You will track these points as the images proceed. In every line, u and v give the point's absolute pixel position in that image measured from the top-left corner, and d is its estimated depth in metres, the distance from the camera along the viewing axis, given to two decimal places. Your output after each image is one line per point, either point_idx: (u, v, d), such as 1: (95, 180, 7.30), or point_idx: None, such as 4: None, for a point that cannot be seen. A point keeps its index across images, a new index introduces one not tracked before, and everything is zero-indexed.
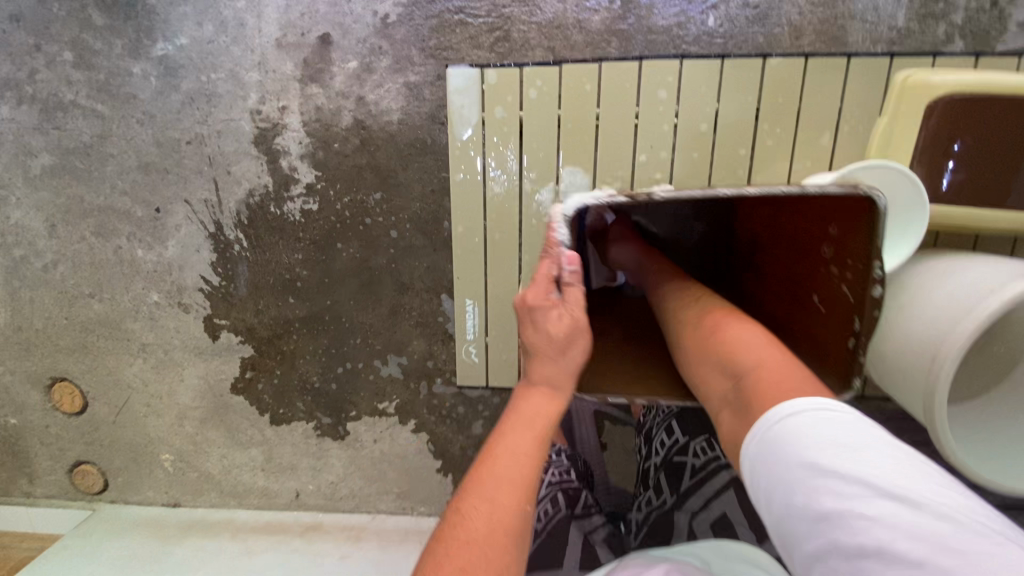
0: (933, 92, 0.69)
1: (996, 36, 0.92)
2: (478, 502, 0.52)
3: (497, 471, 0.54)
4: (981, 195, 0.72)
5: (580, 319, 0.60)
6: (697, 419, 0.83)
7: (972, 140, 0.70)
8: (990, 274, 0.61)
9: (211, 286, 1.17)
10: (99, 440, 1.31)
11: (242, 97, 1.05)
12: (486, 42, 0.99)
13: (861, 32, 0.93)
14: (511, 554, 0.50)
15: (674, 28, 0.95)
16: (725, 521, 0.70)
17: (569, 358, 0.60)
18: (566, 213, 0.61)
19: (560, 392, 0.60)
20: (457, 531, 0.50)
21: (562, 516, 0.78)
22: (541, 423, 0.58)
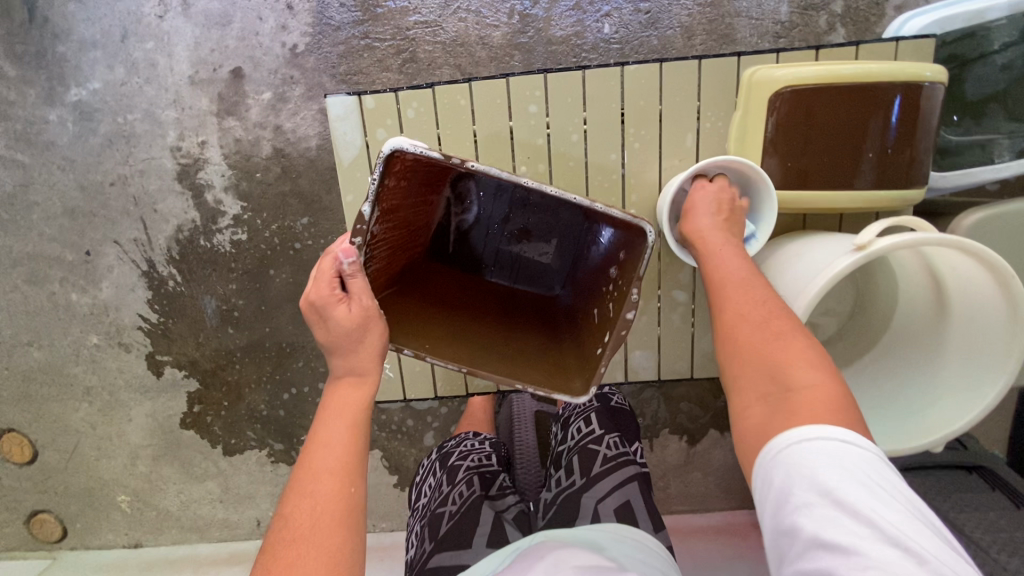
0: (774, 86, 0.69)
1: (875, 21, 0.97)
2: (296, 501, 0.47)
3: (313, 465, 0.48)
4: (832, 180, 0.72)
5: (370, 308, 0.52)
6: (611, 418, 0.83)
7: (820, 131, 0.70)
8: (831, 249, 0.66)
9: (149, 324, 1.18)
10: (52, 488, 1.30)
11: (161, 135, 1.07)
12: (395, 64, 1.02)
13: (748, 27, 0.98)
14: (344, 535, 0.46)
15: (572, 38, 0.99)
16: (627, 507, 0.69)
17: (367, 342, 0.53)
18: (386, 154, 0.50)
19: (367, 377, 0.54)
20: (281, 539, 0.45)
21: (476, 494, 0.73)
22: (353, 411, 0.52)
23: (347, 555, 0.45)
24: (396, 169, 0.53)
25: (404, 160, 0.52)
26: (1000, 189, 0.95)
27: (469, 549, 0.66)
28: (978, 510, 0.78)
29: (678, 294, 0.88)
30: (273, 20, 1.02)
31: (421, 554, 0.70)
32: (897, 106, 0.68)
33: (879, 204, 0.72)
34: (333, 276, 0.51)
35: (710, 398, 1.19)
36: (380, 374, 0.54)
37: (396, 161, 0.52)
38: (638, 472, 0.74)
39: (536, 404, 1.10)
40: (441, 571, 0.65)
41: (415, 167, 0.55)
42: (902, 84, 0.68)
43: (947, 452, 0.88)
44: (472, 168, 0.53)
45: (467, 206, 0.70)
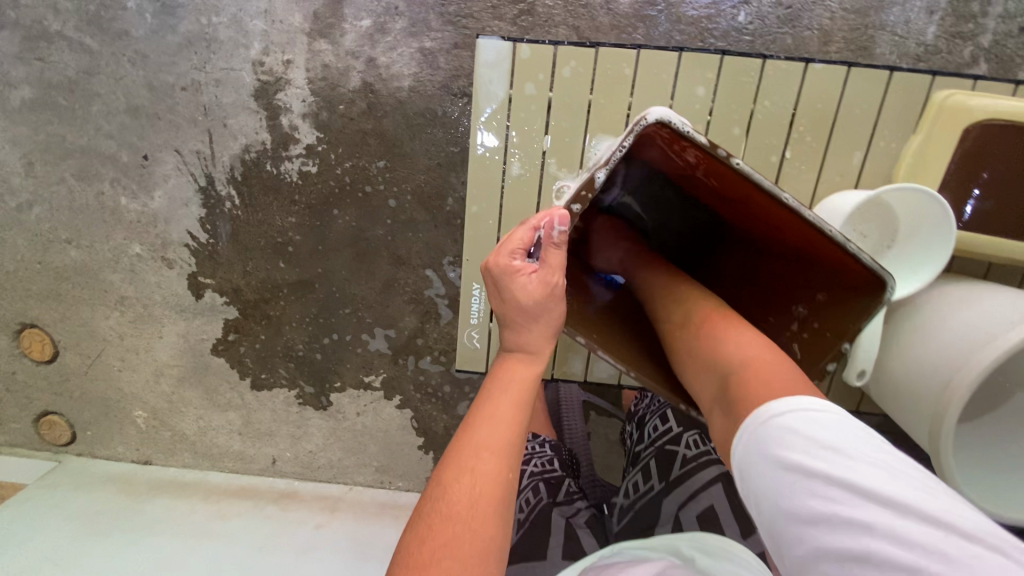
0: (974, 115, 0.70)
1: (1021, 62, 0.92)
2: (458, 476, 0.50)
3: (476, 440, 0.52)
4: (1005, 224, 0.72)
5: (554, 286, 0.58)
6: (688, 414, 0.83)
7: (1004, 169, 0.71)
8: (1004, 305, 0.61)
9: (197, 243, 1.12)
10: (68, 391, 1.26)
11: (245, 46, 1.00)
12: (509, 14, 0.95)
13: (889, 44, 0.92)
14: (499, 522, 0.49)
15: (703, 20, 0.93)
16: (711, 514, 0.69)
17: (541, 323, 0.59)
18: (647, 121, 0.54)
19: (539, 356, 0.60)
20: (438, 506, 0.49)
21: (545, 502, 0.74)
22: (524, 388, 0.57)
23: (495, 545, 0.48)
24: (649, 130, 0.57)
25: (651, 130, 0.57)
26: None
27: (545, 560, 0.67)
28: None
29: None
30: None
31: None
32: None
33: None
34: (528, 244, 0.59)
35: None
36: (548, 356, 0.60)
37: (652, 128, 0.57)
38: (722, 473, 0.74)
39: (583, 393, 1.06)
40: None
41: (654, 137, 0.59)
42: None
43: None
44: (733, 164, 0.55)
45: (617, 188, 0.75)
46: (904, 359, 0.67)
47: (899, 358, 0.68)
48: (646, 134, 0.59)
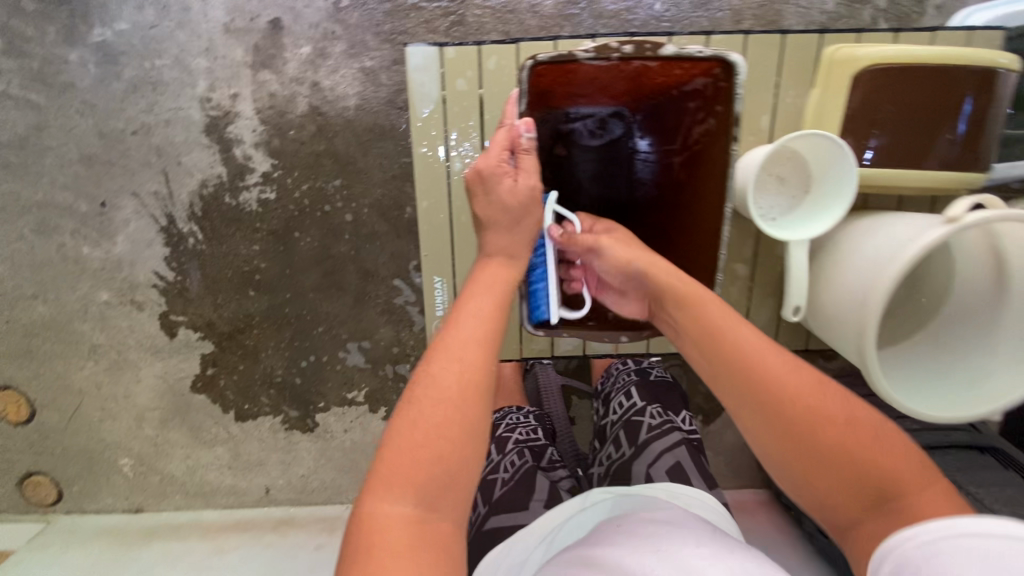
0: (857, 64, 0.72)
1: (916, 18, 1.00)
2: (444, 362, 0.51)
3: (462, 333, 0.53)
4: (898, 159, 0.76)
5: (535, 185, 0.65)
6: (650, 390, 0.86)
7: (891, 109, 0.75)
8: (911, 226, 0.65)
9: (165, 282, 1.14)
10: (50, 448, 1.25)
11: (190, 84, 1.03)
12: (442, 27, 1.00)
13: (795, 15, 1.00)
14: (482, 409, 0.50)
15: (623, 13, 0.99)
16: (677, 469, 0.72)
17: (523, 227, 0.65)
18: (731, 57, 0.69)
19: (516, 259, 0.64)
20: (429, 390, 0.50)
21: (529, 463, 0.75)
22: (498, 287, 0.59)
23: (475, 427, 0.49)
24: (703, 75, 0.72)
25: (704, 79, 0.72)
26: None
27: (527, 512, 0.68)
28: (989, 488, 0.81)
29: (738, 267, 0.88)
30: None
31: (477, 518, 0.71)
32: (970, 96, 0.74)
33: (941, 184, 0.76)
34: (507, 148, 0.65)
35: None
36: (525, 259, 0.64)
37: (709, 79, 0.72)
38: (684, 438, 0.77)
39: (561, 377, 1.11)
40: (501, 532, 0.67)
41: (698, 92, 0.73)
42: (976, 72, 0.73)
43: (962, 432, 0.91)
44: (733, 60, 0.69)
45: (573, 147, 0.80)
46: (826, 289, 0.73)
47: (823, 290, 0.74)
48: (698, 75, 0.72)
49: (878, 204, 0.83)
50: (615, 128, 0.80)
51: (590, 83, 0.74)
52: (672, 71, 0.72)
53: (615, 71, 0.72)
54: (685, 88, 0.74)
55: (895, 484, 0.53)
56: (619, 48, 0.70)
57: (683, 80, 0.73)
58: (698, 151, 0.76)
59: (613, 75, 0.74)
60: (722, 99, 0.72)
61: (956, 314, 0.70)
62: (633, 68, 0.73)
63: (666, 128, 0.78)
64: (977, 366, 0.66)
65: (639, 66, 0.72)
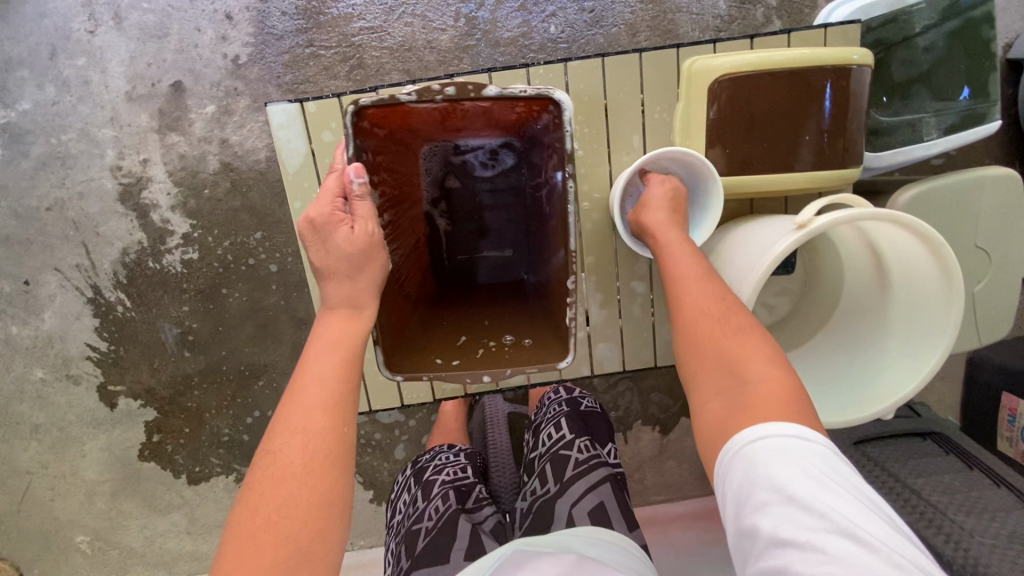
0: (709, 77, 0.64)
1: (808, 12, 1.01)
2: (284, 438, 0.50)
3: (307, 401, 0.51)
4: (767, 163, 0.65)
5: (374, 233, 0.56)
6: (581, 422, 0.82)
7: (760, 116, 0.64)
8: (774, 228, 0.62)
9: (98, 353, 1.12)
10: (3, 534, 1.22)
11: (99, 155, 1.03)
12: (342, 72, 1.00)
13: (689, 23, 1.01)
14: (339, 454, 0.50)
15: (519, 39, 1.00)
16: (600, 511, 0.68)
17: (364, 276, 0.56)
18: (553, 92, 0.56)
19: (363, 310, 0.57)
20: (271, 471, 0.48)
21: (453, 508, 0.72)
22: (342, 340, 0.55)
23: (330, 492, 0.48)
24: (544, 110, 0.59)
25: (547, 113, 0.59)
26: (942, 164, 0.98)
27: (445, 566, 0.65)
28: (928, 476, 0.80)
29: (637, 284, 0.79)
30: (212, 31, 1.00)
31: (398, 571, 0.69)
32: (829, 87, 0.63)
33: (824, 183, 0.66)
34: (338, 193, 0.56)
35: (679, 387, 1.20)
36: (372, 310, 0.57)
37: (549, 115, 0.59)
38: (610, 474, 0.73)
39: (508, 405, 1.10)
40: None
41: (547, 126, 0.61)
42: (832, 66, 0.62)
43: (904, 420, 0.90)
44: (553, 96, 0.56)
45: (463, 177, 0.78)
46: None
47: None
48: (543, 109, 0.60)
49: (767, 209, 0.74)
50: (507, 158, 0.75)
51: (433, 117, 0.64)
52: (513, 107, 0.60)
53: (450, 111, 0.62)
54: (538, 121, 0.63)
55: (760, 390, 0.51)
56: (438, 90, 0.55)
57: (534, 112, 0.62)
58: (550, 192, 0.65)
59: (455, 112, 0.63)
60: (559, 140, 0.59)
61: (849, 314, 0.67)
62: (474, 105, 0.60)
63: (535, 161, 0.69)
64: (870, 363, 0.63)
65: (473, 105, 0.60)
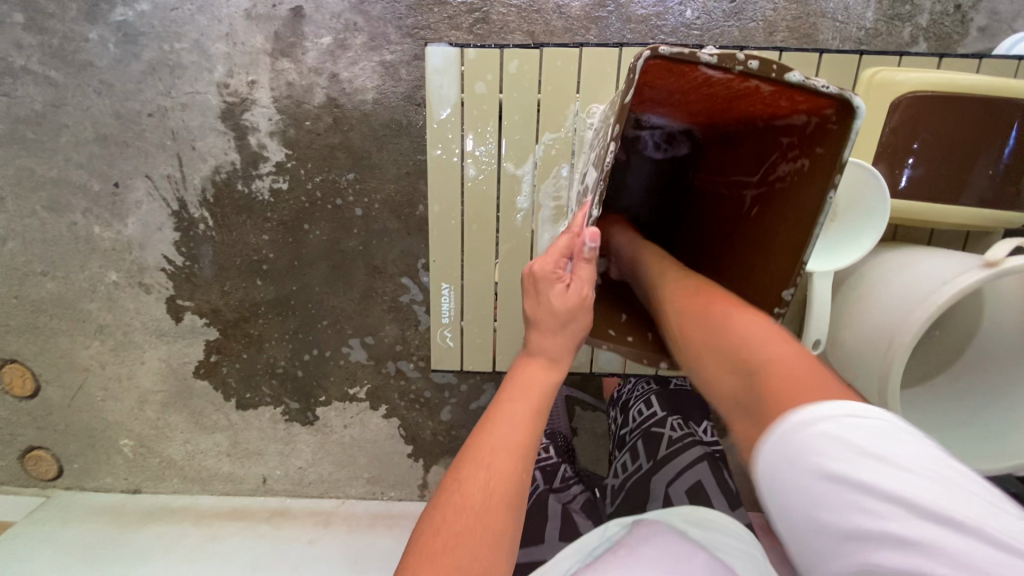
0: (901, 89, 0.69)
1: (958, 39, 0.96)
2: (471, 468, 0.48)
3: (494, 440, 0.50)
4: (927, 188, 0.72)
5: (585, 296, 0.58)
6: (669, 400, 0.84)
7: (932, 140, 0.71)
8: (948, 266, 0.66)
9: (174, 266, 1.13)
10: (52, 424, 1.25)
11: (208, 69, 1.02)
12: (465, 23, 0.97)
13: (831, 30, 0.96)
14: (508, 521, 0.46)
15: (652, 18, 0.96)
16: (699, 489, 0.69)
17: (569, 331, 0.58)
18: (852, 98, 0.53)
19: (560, 363, 0.58)
20: (453, 498, 0.47)
21: (543, 488, 0.74)
22: (537, 392, 0.54)
23: (500, 542, 0.45)
24: (810, 111, 0.57)
25: (806, 116, 0.58)
26: None
27: (543, 544, 0.66)
28: None
29: None
30: None
31: None
32: (1016, 126, 0.70)
33: (979, 224, 0.73)
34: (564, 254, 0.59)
35: None
36: (566, 365, 0.58)
37: (814, 118, 0.57)
38: (705, 452, 0.74)
39: (565, 388, 1.09)
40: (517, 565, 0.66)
41: (798, 129, 0.60)
42: None
43: None
44: (852, 101, 0.53)
45: (634, 153, 0.80)
46: (850, 328, 0.72)
47: (841, 328, 0.73)
48: (806, 108, 0.58)
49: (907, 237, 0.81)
50: (683, 144, 0.80)
51: (690, 84, 0.60)
52: (778, 101, 0.58)
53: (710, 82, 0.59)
54: (786, 120, 0.61)
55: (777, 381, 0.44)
56: (743, 60, 0.52)
57: (788, 111, 0.60)
58: (775, 191, 0.64)
59: (711, 84, 0.60)
60: (826, 144, 0.57)
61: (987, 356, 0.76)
62: (743, 84, 0.57)
63: (752, 157, 0.68)
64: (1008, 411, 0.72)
65: (750, 87, 0.57)
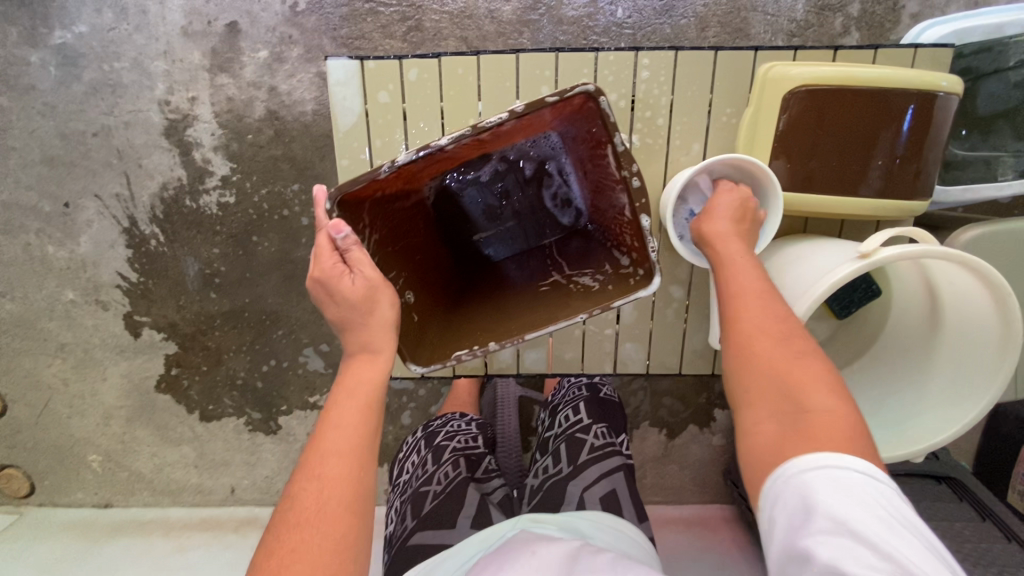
0: (789, 86, 0.70)
1: (889, 27, 0.96)
2: (304, 484, 0.45)
3: (325, 447, 0.46)
4: (826, 182, 0.73)
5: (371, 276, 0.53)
6: (598, 407, 0.83)
7: (826, 133, 0.71)
8: (834, 256, 0.67)
9: (128, 283, 1.14)
10: (21, 443, 1.27)
11: (149, 87, 1.03)
12: (399, 32, 0.98)
13: (762, 23, 0.96)
14: (352, 529, 0.44)
15: (584, 19, 0.97)
16: (611, 497, 0.68)
17: (378, 315, 0.53)
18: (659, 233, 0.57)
19: (380, 354, 0.53)
20: (287, 517, 0.44)
21: (462, 476, 0.73)
22: (373, 390, 0.51)
23: (345, 547, 0.43)
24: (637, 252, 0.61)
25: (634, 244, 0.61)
26: (1015, 203, 0.94)
27: (453, 530, 0.66)
28: (935, 521, 0.81)
29: (676, 289, 0.84)
30: None
31: (402, 531, 0.70)
32: (909, 114, 0.70)
33: (884, 213, 0.73)
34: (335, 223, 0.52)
35: (692, 393, 1.19)
36: (392, 351, 0.54)
37: (634, 264, 0.61)
38: (624, 463, 0.74)
39: (520, 388, 1.09)
40: (423, 549, 0.66)
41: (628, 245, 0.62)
42: (919, 92, 0.69)
43: (921, 461, 0.89)
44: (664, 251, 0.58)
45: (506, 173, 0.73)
46: None
47: None
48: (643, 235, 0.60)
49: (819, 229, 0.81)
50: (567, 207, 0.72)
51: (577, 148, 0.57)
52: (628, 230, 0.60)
53: (603, 165, 0.60)
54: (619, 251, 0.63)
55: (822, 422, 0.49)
56: (634, 172, 0.56)
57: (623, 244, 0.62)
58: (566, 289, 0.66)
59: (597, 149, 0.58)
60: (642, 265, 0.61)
61: (891, 344, 0.76)
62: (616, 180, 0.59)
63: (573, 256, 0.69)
64: (904, 402, 0.72)
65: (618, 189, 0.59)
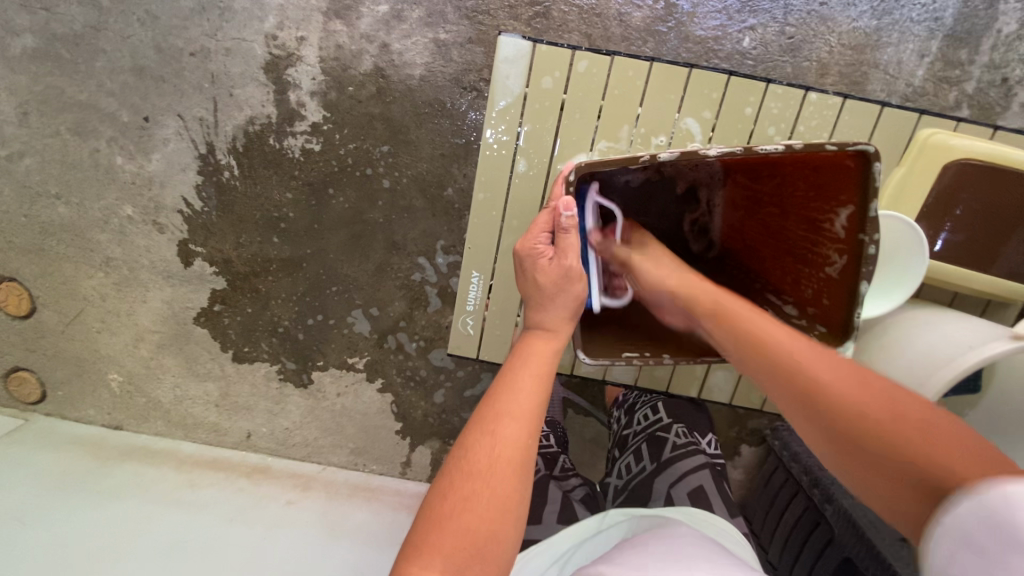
0: (947, 157, 0.79)
1: (998, 112, 0.98)
2: (479, 436, 0.53)
3: (499, 406, 0.55)
4: (957, 250, 0.82)
5: (571, 265, 0.66)
6: (675, 409, 0.90)
7: (969, 205, 0.81)
8: (972, 332, 0.73)
9: (191, 210, 1.12)
10: (42, 348, 1.23)
11: (259, 18, 1.00)
12: (525, 15, 0.97)
13: (880, 82, 0.97)
14: (517, 486, 0.51)
15: (710, 41, 0.97)
16: (699, 493, 0.74)
17: (564, 298, 0.65)
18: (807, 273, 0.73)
19: (558, 333, 0.64)
20: (459, 464, 0.51)
21: (543, 474, 0.81)
22: (543, 362, 0.60)
23: (508, 502, 0.50)
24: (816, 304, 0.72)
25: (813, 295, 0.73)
26: None
27: (540, 526, 0.73)
28: None
29: None
30: None
31: None
32: None
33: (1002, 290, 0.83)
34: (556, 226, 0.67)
35: (725, 426, 1.21)
36: (564, 334, 0.64)
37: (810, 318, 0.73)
38: (707, 462, 0.80)
39: (563, 390, 1.09)
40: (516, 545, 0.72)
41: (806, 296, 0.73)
42: None
43: None
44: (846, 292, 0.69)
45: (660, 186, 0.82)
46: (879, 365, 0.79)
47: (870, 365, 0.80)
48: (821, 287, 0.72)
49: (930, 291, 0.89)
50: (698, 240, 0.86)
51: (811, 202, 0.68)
52: (819, 288, 0.71)
53: (818, 219, 0.70)
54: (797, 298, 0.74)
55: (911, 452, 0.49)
56: (873, 239, 0.65)
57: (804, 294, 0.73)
58: None
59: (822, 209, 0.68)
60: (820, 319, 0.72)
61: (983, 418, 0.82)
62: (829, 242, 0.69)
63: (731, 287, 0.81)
64: None
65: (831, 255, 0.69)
